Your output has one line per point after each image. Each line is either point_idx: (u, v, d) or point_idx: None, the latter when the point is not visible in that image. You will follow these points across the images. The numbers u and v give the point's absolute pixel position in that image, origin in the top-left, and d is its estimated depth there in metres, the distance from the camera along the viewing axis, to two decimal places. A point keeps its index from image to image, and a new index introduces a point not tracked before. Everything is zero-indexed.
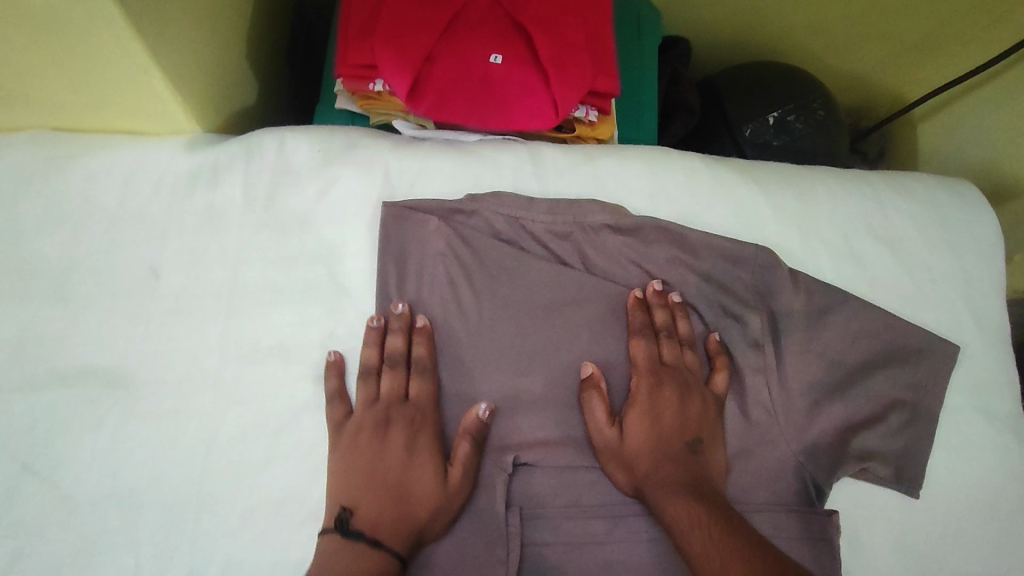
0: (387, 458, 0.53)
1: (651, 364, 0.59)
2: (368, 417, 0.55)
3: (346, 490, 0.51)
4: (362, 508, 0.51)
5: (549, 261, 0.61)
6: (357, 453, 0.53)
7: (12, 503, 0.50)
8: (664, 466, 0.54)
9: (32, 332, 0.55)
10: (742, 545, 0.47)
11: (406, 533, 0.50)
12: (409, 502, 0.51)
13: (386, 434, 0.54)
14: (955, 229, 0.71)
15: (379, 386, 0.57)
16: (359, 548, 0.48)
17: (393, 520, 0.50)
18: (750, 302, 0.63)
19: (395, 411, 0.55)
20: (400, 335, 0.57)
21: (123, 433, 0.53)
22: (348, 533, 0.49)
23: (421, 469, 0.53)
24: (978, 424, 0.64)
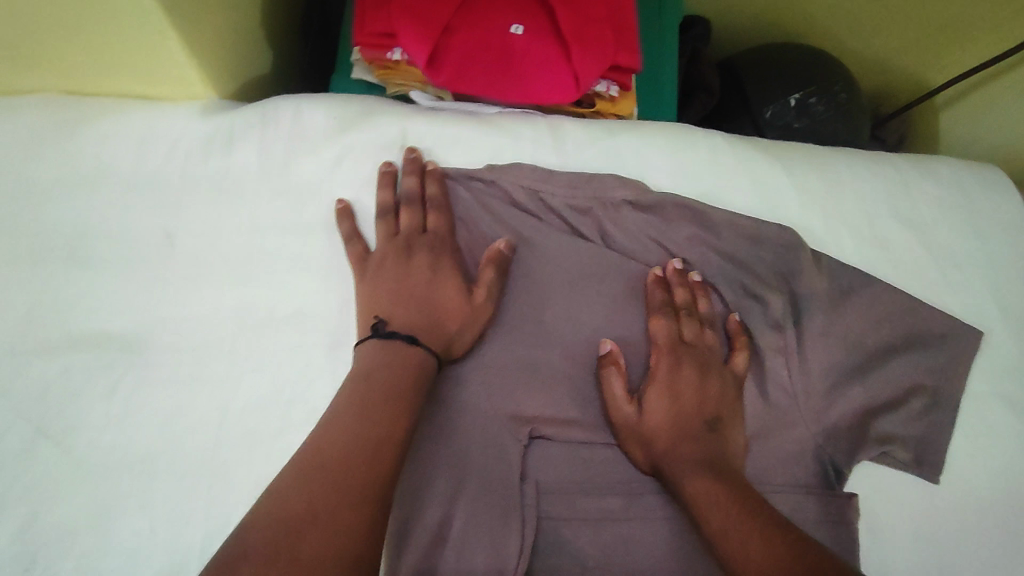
0: (413, 279, 0.55)
1: (671, 342, 0.58)
2: (390, 247, 0.57)
3: (378, 305, 0.53)
4: (395, 317, 0.53)
5: (567, 235, 0.61)
6: (386, 277, 0.55)
7: (25, 468, 0.50)
8: (683, 445, 0.54)
9: (44, 297, 0.54)
10: (762, 522, 0.46)
11: (441, 337, 0.53)
12: (439, 308, 0.54)
13: (410, 258, 0.56)
14: (980, 214, 0.70)
15: (397, 220, 0.59)
16: (400, 343, 0.50)
17: (429, 323, 0.53)
18: (771, 282, 0.62)
19: (414, 238, 0.57)
20: (415, 176, 0.59)
21: (137, 398, 0.52)
22: (385, 335, 0.51)
23: (450, 283, 0.55)
24: (999, 411, 0.63)
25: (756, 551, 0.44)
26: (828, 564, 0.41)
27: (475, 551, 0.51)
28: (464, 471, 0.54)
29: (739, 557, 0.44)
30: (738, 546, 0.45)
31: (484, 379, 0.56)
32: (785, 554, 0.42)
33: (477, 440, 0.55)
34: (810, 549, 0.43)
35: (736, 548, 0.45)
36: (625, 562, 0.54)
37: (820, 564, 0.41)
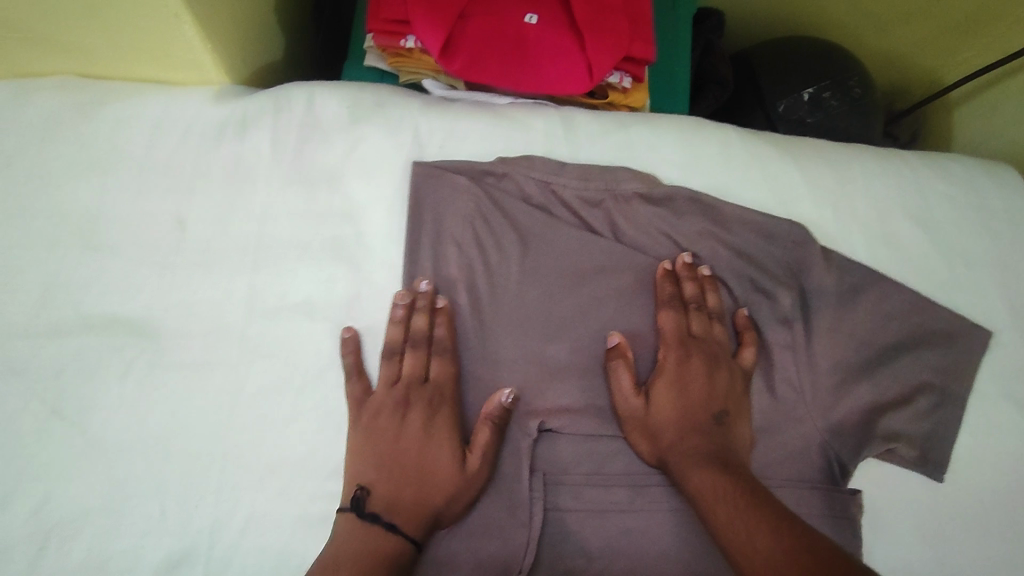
0: (405, 448, 0.52)
1: (679, 335, 0.58)
2: (387, 399, 0.53)
3: (362, 470, 0.51)
4: (378, 491, 0.50)
5: (578, 229, 0.60)
6: (377, 435, 0.52)
7: (40, 447, 0.50)
8: (690, 438, 0.54)
9: (58, 279, 0.55)
10: (768, 514, 0.47)
11: (422, 519, 0.50)
12: (427, 484, 0.51)
13: (404, 416, 0.53)
14: (992, 214, 0.69)
15: (400, 364, 0.55)
16: (378, 532, 0.48)
17: (410, 504, 0.50)
18: (780, 277, 0.62)
19: (412, 394, 0.54)
20: (424, 314, 0.55)
21: (150, 382, 0.53)
22: (364, 515, 0.49)
23: (442, 453, 0.52)
24: (1006, 411, 0.63)
25: (762, 544, 0.45)
26: (832, 556, 0.42)
27: (483, 540, 0.52)
28: None
29: (745, 549, 0.45)
30: (744, 539, 0.46)
31: (492, 369, 0.57)
32: (790, 546, 0.43)
33: None
34: (816, 541, 0.44)
35: (742, 541, 0.46)
36: (631, 552, 0.54)
37: (825, 556, 0.42)
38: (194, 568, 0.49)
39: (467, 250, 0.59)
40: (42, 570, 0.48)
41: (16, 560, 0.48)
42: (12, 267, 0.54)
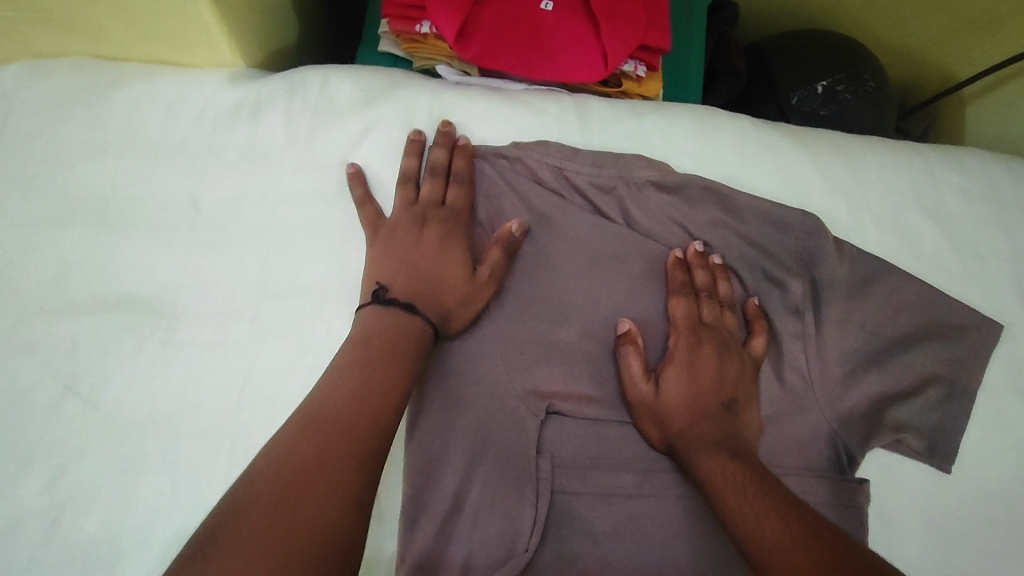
0: (421, 256, 0.56)
1: (690, 323, 0.58)
2: (405, 216, 0.58)
3: (383, 270, 0.55)
4: (397, 282, 0.54)
5: (590, 214, 0.61)
6: (395, 244, 0.56)
7: (53, 423, 0.51)
8: (698, 424, 0.54)
9: (72, 258, 0.55)
10: (777, 499, 0.46)
11: (438, 313, 0.54)
12: (438, 273, 0.55)
13: (422, 230, 0.57)
14: (1005, 206, 0.69)
15: (418, 190, 0.59)
16: (398, 310, 0.52)
17: (428, 291, 0.54)
18: (792, 268, 0.62)
19: (429, 210, 0.58)
20: (444, 149, 0.60)
21: (163, 360, 0.53)
22: (385, 302, 0.52)
23: (452, 257, 0.56)
24: (1016, 403, 0.63)
25: (771, 525, 0.44)
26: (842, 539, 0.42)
27: (490, 520, 0.53)
28: (483, 442, 0.55)
29: (755, 532, 0.45)
30: (753, 521, 0.45)
31: (502, 353, 0.57)
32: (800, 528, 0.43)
33: (495, 412, 0.55)
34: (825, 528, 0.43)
35: (750, 523, 0.45)
36: (638, 537, 0.54)
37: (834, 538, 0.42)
38: None
39: (476, 242, 0.60)
40: (56, 540, 0.48)
41: (29, 533, 0.48)
42: (28, 244, 0.55)
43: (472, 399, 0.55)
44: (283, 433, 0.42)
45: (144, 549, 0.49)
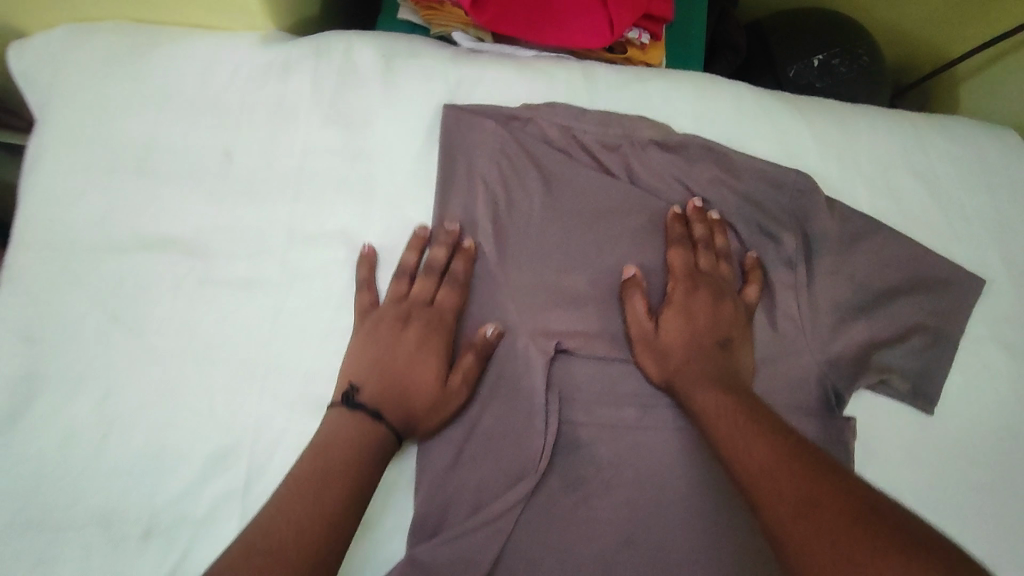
0: (398, 352, 0.57)
1: (687, 271, 0.62)
2: (391, 311, 0.59)
3: (358, 369, 0.56)
4: (369, 386, 0.55)
5: (596, 172, 0.65)
6: (377, 334, 0.57)
7: (101, 350, 0.56)
8: (694, 360, 0.58)
9: (115, 202, 0.59)
10: (761, 427, 0.51)
11: (404, 416, 0.55)
12: (409, 382, 0.56)
13: (403, 331, 0.58)
14: (991, 170, 0.73)
15: (410, 286, 0.60)
16: (364, 417, 0.53)
17: (397, 397, 0.55)
18: (785, 223, 0.66)
19: (416, 312, 0.59)
20: (445, 247, 0.60)
21: (201, 297, 0.58)
22: (354, 405, 0.54)
23: (429, 359, 0.57)
24: (997, 353, 0.67)
25: (755, 451, 0.49)
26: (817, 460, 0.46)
27: (503, 446, 0.58)
28: (495, 376, 0.60)
29: (740, 458, 0.49)
30: (739, 446, 0.50)
31: (513, 297, 0.61)
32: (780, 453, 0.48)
33: (506, 351, 0.60)
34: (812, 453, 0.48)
35: (737, 450, 0.50)
36: (637, 463, 0.60)
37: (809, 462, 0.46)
38: (240, 459, 0.55)
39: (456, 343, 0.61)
40: (106, 454, 0.54)
41: (84, 444, 0.54)
42: (74, 188, 0.59)
43: (487, 339, 0.60)
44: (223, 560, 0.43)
45: (186, 461, 0.54)
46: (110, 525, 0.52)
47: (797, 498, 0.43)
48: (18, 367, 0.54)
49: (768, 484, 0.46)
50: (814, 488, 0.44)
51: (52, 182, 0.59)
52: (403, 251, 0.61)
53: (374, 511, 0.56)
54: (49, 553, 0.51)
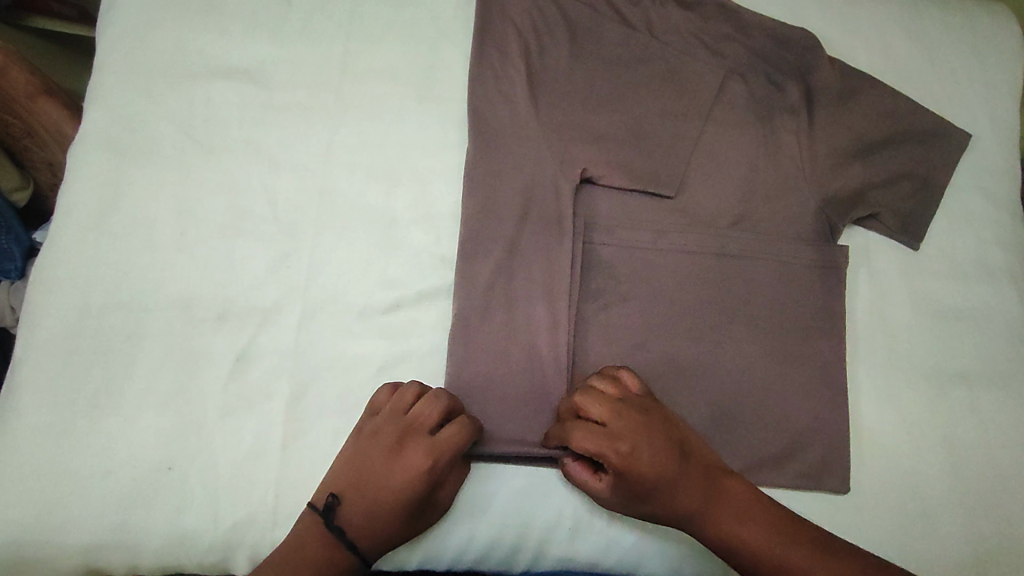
0: (384, 485, 0.53)
1: (605, 443, 0.53)
2: (390, 432, 0.55)
3: (341, 479, 0.54)
4: (349, 509, 0.53)
5: (618, 25, 0.71)
6: (365, 460, 0.54)
7: (180, 162, 0.63)
8: (672, 497, 0.53)
9: (189, 37, 0.67)
10: (732, 501, 0.53)
11: (372, 549, 0.53)
12: (384, 519, 0.53)
13: (398, 458, 0.54)
14: (981, 39, 0.79)
15: (413, 407, 0.56)
16: (334, 540, 0.52)
17: (367, 534, 0.53)
18: (790, 75, 0.72)
19: (412, 439, 0.54)
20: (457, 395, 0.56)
21: (265, 119, 0.65)
22: (334, 524, 0.53)
23: (404, 509, 0.53)
24: (978, 200, 0.74)
25: (733, 531, 0.52)
26: (788, 520, 0.52)
27: (534, 260, 0.64)
28: (526, 199, 0.65)
29: (734, 541, 0.51)
30: (715, 526, 0.52)
31: (544, 129, 0.66)
32: (775, 529, 0.51)
33: (535, 178, 0.65)
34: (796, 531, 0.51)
35: (735, 539, 0.51)
36: (652, 281, 0.66)
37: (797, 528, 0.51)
38: (299, 260, 0.62)
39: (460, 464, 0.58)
40: (185, 248, 0.62)
41: (165, 239, 0.62)
42: (150, 23, 0.66)
43: (517, 166, 0.65)
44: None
45: (253, 259, 0.62)
46: (190, 309, 0.60)
47: (811, 559, 0.49)
48: (109, 173, 0.62)
49: (788, 562, 0.49)
50: (822, 555, 0.49)
51: (132, 16, 0.66)
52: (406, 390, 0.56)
53: (421, 308, 0.63)
54: (141, 328, 0.59)
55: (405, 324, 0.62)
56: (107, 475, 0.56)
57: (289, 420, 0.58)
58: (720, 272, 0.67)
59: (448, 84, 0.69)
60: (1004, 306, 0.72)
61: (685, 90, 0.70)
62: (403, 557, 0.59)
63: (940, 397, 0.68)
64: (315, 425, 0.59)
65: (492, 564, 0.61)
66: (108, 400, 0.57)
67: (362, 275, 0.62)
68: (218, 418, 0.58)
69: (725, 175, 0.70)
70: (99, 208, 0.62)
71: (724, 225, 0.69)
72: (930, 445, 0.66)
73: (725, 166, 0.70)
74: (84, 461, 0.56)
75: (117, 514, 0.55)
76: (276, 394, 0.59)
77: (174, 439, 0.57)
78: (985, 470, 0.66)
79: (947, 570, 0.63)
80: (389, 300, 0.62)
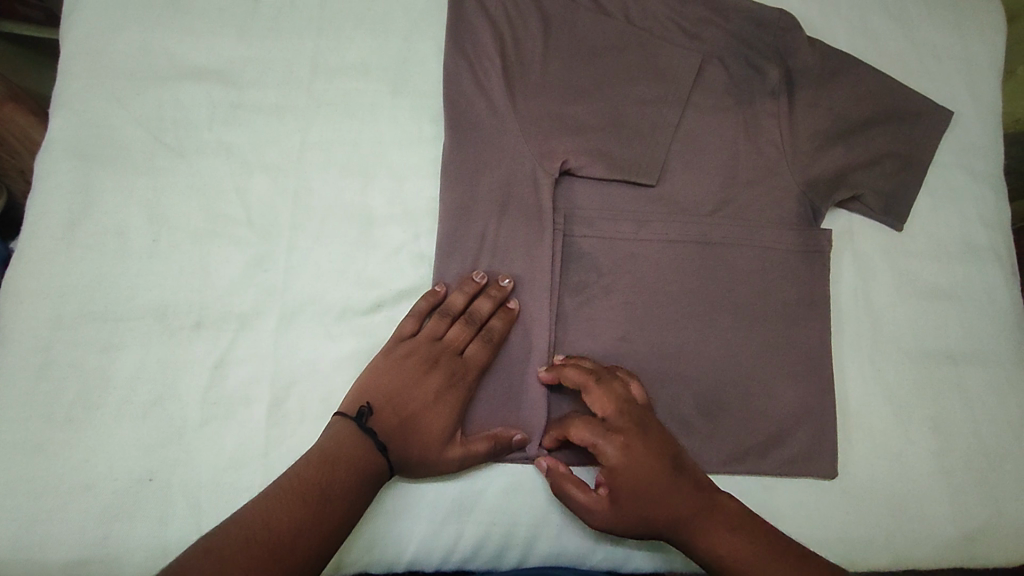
0: (418, 395, 0.56)
1: (603, 433, 0.54)
2: (424, 349, 0.58)
3: (372, 391, 0.56)
4: (382, 415, 0.55)
5: (593, 11, 0.70)
6: (402, 373, 0.57)
7: (150, 166, 0.62)
8: (665, 502, 0.53)
9: (154, 38, 0.65)
10: (727, 516, 0.53)
11: (406, 455, 0.55)
12: (420, 425, 0.55)
13: (429, 371, 0.57)
14: (960, 17, 0.78)
15: (447, 326, 0.60)
16: (366, 441, 0.53)
17: (402, 439, 0.55)
18: (769, 57, 0.71)
19: (445, 355, 0.58)
20: (490, 302, 0.60)
21: (235, 120, 0.64)
22: (364, 425, 0.54)
23: (443, 414, 0.56)
24: (961, 178, 0.74)
25: (725, 546, 0.52)
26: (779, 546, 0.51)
27: (514, 255, 0.63)
28: (505, 191, 0.64)
29: (720, 551, 0.52)
30: (706, 538, 0.52)
31: (520, 121, 0.65)
32: (771, 553, 0.51)
33: (513, 171, 0.64)
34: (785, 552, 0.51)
35: (721, 550, 0.52)
36: (634, 272, 0.65)
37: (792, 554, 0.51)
38: (276, 262, 0.61)
39: (478, 399, 0.60)
40: (158, 254, 0.61)
41: (138, 246, 0.60)
42: (115, 25, 0.65)
43: (495, 160, 0.64)
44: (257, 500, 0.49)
45: (229, 262, 0.61)
46: (166, 316, 0.59)
47: None
48: (77, 180, 0.61)
49: None
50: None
51: (95, 18, 0.64)
52: (434, 316, 0.60)
53: (401, 307, 0.62)
54: (117, 338, 0.58)
55: (386, 324, 0.62)
56: (87, 487, 0.55)
57: (272, 425, 0.58)
58: (703, 259, 0.67)
59: (422, 77, 0.67)
60: (989, 284, 0.72)
61: (664, 76, 0.69)
62: (398, 540, 0.58)
63: (926, 376, 0.68)
64: (297, 430, 0.58)
65: (482, 561, 0.60)
66: (85, 413, 0.57)
67: (339, 275, 0.62)
68: (198, 426, 0.57)
69: (706, 161, 0.69)
70: (67, 217, 0.60)
71: (705, 212, 0.68)
72: (917, 426, 0.66)
73: (705, 153, 0.69)
74: (64, 475, 0.55)
75: (100, 527, 0.54)
76: (257, 400, 0.58)
77: (154, 449, 0.56)
78: (971, 449, 0.66)
79: (935, 549, 0.63)
80: (368, 301, 0.61)
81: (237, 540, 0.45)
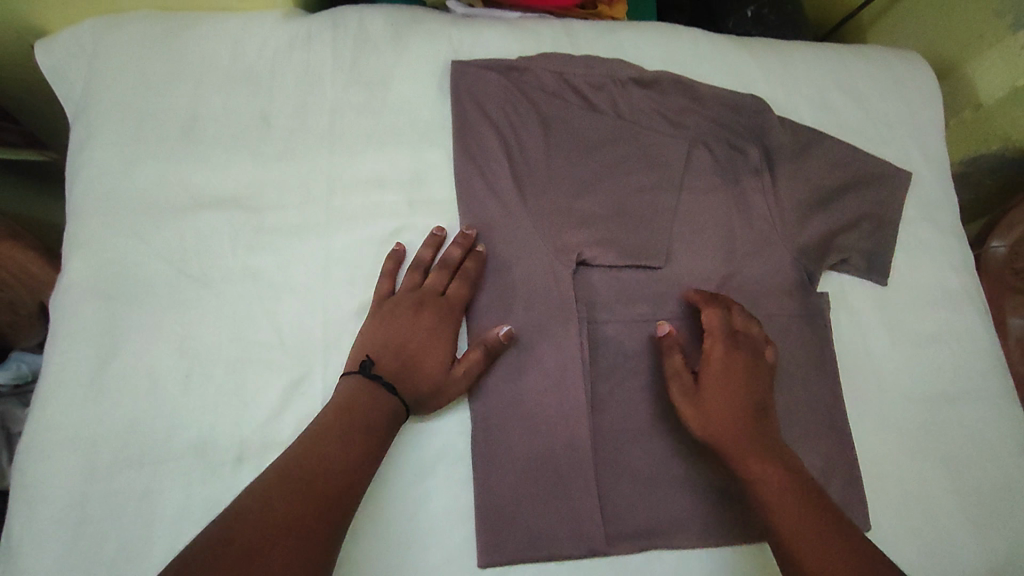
0: (410, 333, 0.61)
1: (722, 333, 0.64)
2: (406, 297, 0.63)
3: (370, 344, 0.60)
4: (381, 361, 0.59)
5: (585, 108, 0.74)
6: (394, 319, 0.61)
7: (175, 298, 0.62)
8: (740, 413, 0.60)
9: (168, 170, 0.65)
10: (780, 447, 0.59)
11: (413, 391, 0.59)
12: (419, 358, 0.60)
13: (416, 315, 0.62)
14: (903, 86, 0.87)
15: (424, 277, 0.65)
16: (374, 384, 0.57)
17: (406, 377, 0.59)
18: (748, 138, 0.77)
19: (428, 298, 0.63)
20: (459, 248, 0.65)
21: (257, 244, 0.64)
22: (369, 372, 0.58)
23: (435, 344, 0.61)
24: (928, 231, 0.81)
25: (760, 458, 0.57)
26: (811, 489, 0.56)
27: (545, 348, 0.65)
28: (527, 289, 0.66)
29: (756, 462, 0.57)
30: (748, 447, 0.58)
31: (535, 217, 0.68)
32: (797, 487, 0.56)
33: (533, 267, 0.67)
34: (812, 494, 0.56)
35: (757, 462, 0.57)
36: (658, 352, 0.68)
37: (816, 499, 0.55)
38: (313, 383, 0.61)
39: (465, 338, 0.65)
40: (192, 387, 0.60)
41: (171, 381, 0.59)
42: (128, 160, 0.65)
43: (516, 258, 0.67)
44: (292, 450, 0.52)
45: (265, 388, 0.60)
46: (206, 451, 0.58)
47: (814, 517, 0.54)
48: (101, 321, 0.60)
49: (784, 513, 0.54)
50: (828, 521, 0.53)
51: (107, 156, 0.65)
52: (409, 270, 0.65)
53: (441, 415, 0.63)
54: (155, 481, 0.57)
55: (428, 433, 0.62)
56: None
57: None
58: None
59: (436, 184, 0.70)
60: (968, 325, 0.78)
61: (656, 162, 0.74)
62: None
63: (930, 419, 0.73)
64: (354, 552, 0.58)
65: None
66: (129, 568, 0.54)
67: None
68: None
69: (706, 238, 0.74)
70: (94, 361, 0.59)
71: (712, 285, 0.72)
72: (931, 468, 0.71)
73: (703, 230, 0.74)
74: None
75: None
76: None
77: None
78: (981, 484, 0.71)
79: None
80: None
81: (277, 486, 0.48)
